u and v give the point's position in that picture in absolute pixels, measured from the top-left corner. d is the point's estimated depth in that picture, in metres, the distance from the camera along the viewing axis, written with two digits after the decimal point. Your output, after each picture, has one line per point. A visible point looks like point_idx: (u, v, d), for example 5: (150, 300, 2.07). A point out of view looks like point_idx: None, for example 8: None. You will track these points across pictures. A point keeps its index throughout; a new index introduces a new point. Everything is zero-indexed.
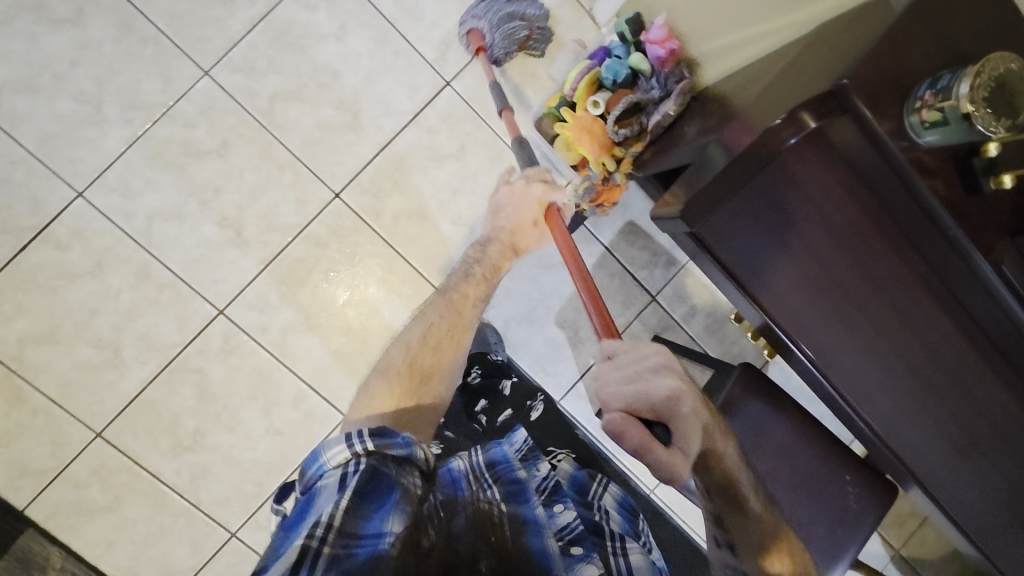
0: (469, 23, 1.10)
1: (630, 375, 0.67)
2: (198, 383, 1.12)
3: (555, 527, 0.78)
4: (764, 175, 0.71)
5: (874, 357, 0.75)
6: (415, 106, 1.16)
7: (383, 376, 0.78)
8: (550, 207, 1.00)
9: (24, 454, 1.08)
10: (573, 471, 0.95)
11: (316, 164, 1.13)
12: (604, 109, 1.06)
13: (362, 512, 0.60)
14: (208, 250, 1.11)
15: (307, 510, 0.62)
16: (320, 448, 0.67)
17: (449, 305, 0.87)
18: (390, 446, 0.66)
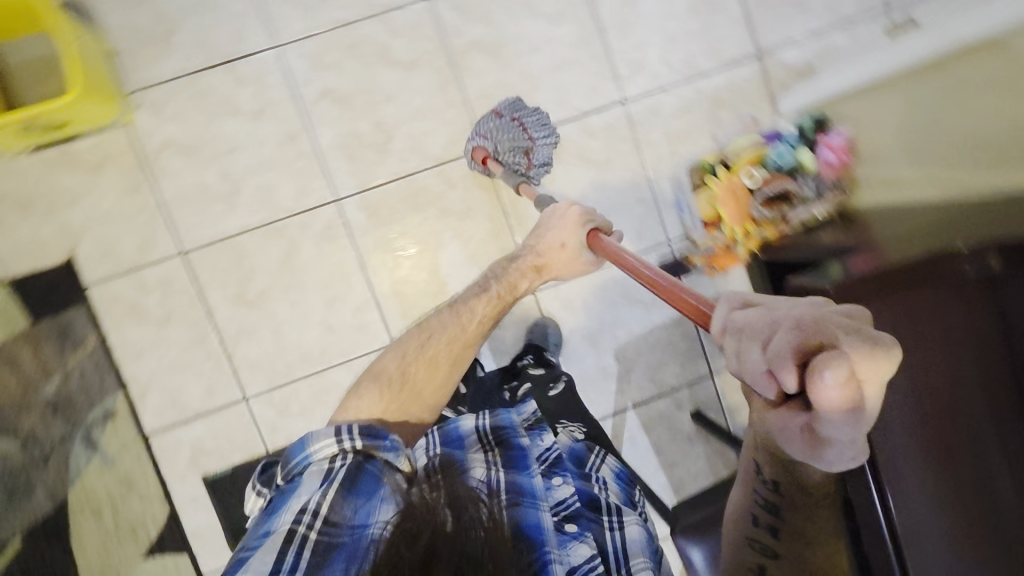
0: (477, 140, 1.15)
1: (756, 337, 0.44)
2: (285, 252, 1.17)
3: (553, 501, 0.82)
4: (918, 292, 0.72)
5: (944, 524, 0.68)
6: (586, 108, 1.22)
7: (377, 380, 0.88)
8: (591, 232, 0.95)
9: (112, 239, 1.14)
10: (572, 444, 0.98)
11: (479, 117, 1.20)
12: (758, 185, 1.10)
13: (348, 504, 0.72)
14: (354, 144, 1.18)
15: (296, 497, 0.74)
16: (309, 440, 0.79)
17: (452, 318, 0.94)
18: (378, 446, 0.78)
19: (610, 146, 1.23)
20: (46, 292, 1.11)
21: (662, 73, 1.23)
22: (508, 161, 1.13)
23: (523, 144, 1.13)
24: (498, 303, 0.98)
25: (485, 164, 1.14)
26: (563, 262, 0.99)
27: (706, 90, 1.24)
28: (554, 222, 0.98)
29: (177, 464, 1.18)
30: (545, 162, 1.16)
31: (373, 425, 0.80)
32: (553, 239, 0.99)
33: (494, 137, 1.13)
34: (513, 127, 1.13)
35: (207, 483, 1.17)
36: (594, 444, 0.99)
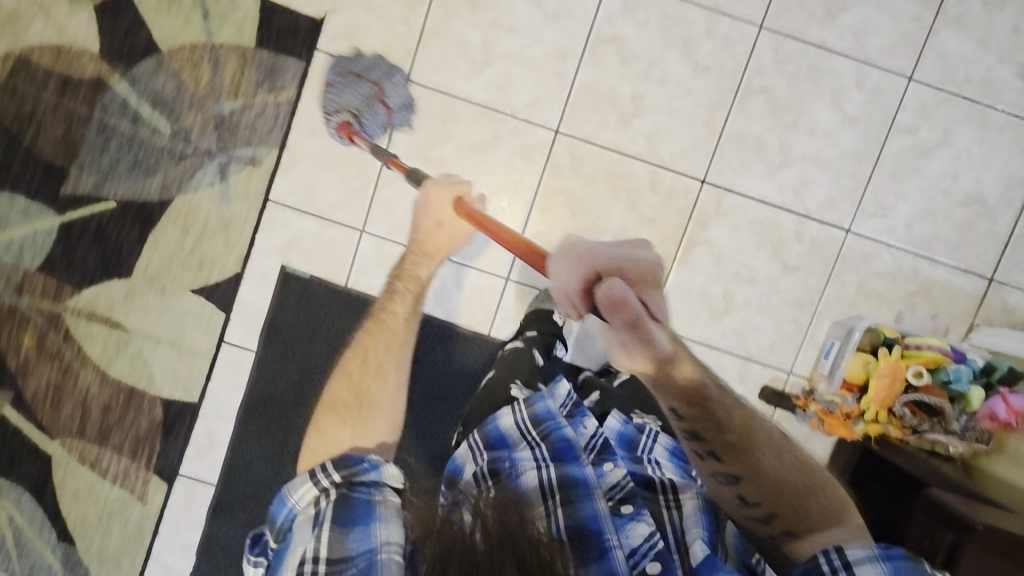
0: (334, 119, 1.11)
1: (571, 272, 0.80)
2: (485, 140, 1.17)
3: (606, 485, 0.87)
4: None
5: None
6: (814, 213, 1.18)
7: (332, 411, 0.90)
8: (460, 201, 0.99)
9: (364, 28, 1.15)
10: (619, 427, 1.00)
11: (721, 153, 1.17)
12: (918, 385, 1.06)
13: (348, 536, 0.71)
14: (606, 98, 1.16)
15: (286, 557, 0.72)
16: (286, 493, 0.77)
17: (376, 328, 0.98)
18: (358, 473, 0.78)
19: (807, 259, 1.19)
20: (285, 30, 1.15)
21: (899, 234, 1.18)
22: (371, 122, 1.11)
23: (377, 100, 1.11)
24: (418, 298, 1.01)
25: (353, 139, 1.09)
26: (453, 239, 1.02)
27: (924, 274, 1.19)
28: (425, 210, 1.03)
29: (270, 241, 1.19)
30: (405, 112, 1.14)
31: (348, 456, 0.80)
32: (446, 245, 1.03)
33: (354, 107, 1.10)
34: (360, 89, 1.11)
35: (283, 274, 1.19)
36: (645, 424, 1.02)
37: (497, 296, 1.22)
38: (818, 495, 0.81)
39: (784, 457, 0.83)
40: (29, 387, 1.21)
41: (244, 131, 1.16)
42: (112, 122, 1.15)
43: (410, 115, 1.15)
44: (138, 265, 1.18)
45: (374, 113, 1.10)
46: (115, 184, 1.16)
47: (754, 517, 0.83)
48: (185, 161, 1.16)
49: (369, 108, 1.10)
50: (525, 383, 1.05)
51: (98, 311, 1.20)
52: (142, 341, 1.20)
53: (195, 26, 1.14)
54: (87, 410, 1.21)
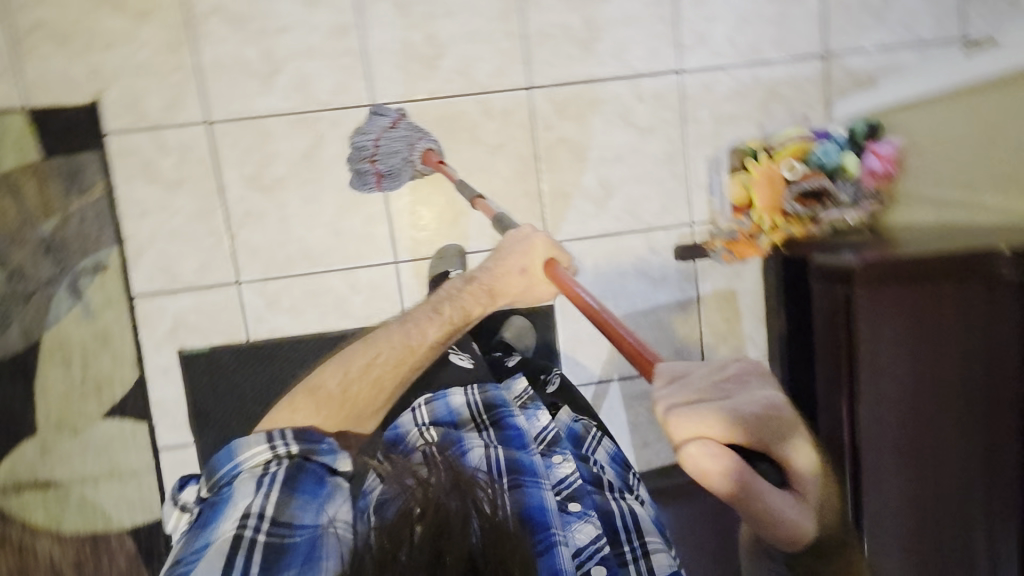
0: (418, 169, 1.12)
1: (693, 411, 0.59)
2: (311, 144, 1.14)
3: (553, 478, 0.84)
4: (942, 289, 0.77)
5: (911, 492, 0.80)
6: (643, 70, 1.19)
7: (313, 393, 0.90)
8: (551, 262, 1.01)
9: (143, 91, 1.11)
10: (569, 423, 0.97)
11: (534, 54, 1.17)
12: (796, 178, 1.07)
13: (295, 503, 0.73)
14: (403, 53, 1.14)
15: (227, 509, 0.71)
16: (236, 448, 0.77)
17: (401, 339, 0.98)
18: (315, 450, 0.79)
19: (656, 114, 1.20)
20: (66, 129, 1.10)
21: (726, 53, 1.19)
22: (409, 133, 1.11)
23: (380, 133, 1.11)
24: (454, 331, 1.00)
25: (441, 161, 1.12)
26: (518, 283, 1.04)
27: (766, 79, 1.21)
28: (508, 254, 1.04)
29: (155, 333, 1.15)
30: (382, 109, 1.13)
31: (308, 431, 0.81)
32: (513, 279, 1.04)
33: (410, 150, 1.11)
34: (366, 142, 1.11)
35: (183, 358, 1.15)
36: (592, 425, 0.98)
37: (395, 283, 1.19)
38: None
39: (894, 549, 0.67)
40: None
41: (76, 243, 1.11)
42: None
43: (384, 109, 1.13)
44: (39, 417, 1.13)
45: (408, 142, 1.11)
46: None
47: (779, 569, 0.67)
48: (33, 298, 1.11)
49: (402, 141, 1.10)
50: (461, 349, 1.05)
51: (21, 479, 1.13)
52: (80, 487, 1.16)
53: None
54: None
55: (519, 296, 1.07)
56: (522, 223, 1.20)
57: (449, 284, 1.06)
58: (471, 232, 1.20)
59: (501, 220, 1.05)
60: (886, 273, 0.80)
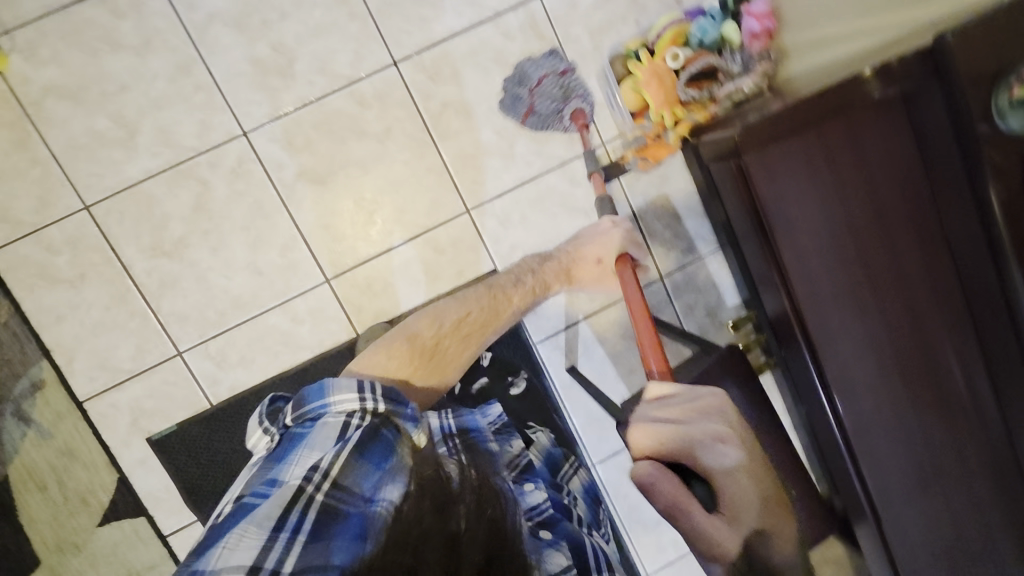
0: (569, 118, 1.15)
1: (670, 419, 0.67)
2: (198, 193, 1.10)
3: (528, 505, 0.84)
4: (829, 121, 0.69)
5: (869, 344, 0.75)
6: (501, 7, 1.14)
7: (410, 343, 0.82)
8: (624, 254, 0.95)
9: (8, 198, 1.05)
10: (548, 449, 1.07)
11: (386, 27, 1.11)
12: (681, 65, 1.04)
13: (359, 472, 0.62)
14: (255, 70, 1.09)
15: (296, 457, 0.63)
16: (329, 387, 0.69)
17: (490, 300, 0.92)
18: (399, 414, 0.69)
19: (529, 47, 1.15)
20: None
21: None
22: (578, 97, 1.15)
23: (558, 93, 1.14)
24: (534, 296, 0.98)
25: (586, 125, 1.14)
26: (595, 270, 1.03)
27: None
28: (590, 231, 1.03)
29: (117, 429, 1.13)
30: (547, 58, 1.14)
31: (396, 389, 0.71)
32: (592, 264, 1.02)
33: (580, 100, 1.15)
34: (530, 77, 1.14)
35: (152, 444, 1.13)
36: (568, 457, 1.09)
37: (334, 301, 1.17)
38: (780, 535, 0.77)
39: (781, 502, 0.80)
40: None
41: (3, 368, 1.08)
42: None
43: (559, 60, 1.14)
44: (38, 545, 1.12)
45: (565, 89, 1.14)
46: None
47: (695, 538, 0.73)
48: None
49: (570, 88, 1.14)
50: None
51: None
52: None
53: None
54: None
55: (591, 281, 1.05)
56: (437, 200, 1.17)
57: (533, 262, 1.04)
58: (390, 225, 1.16)
59: (605, 202, 1.05)
60: (781, 128, 0.69)
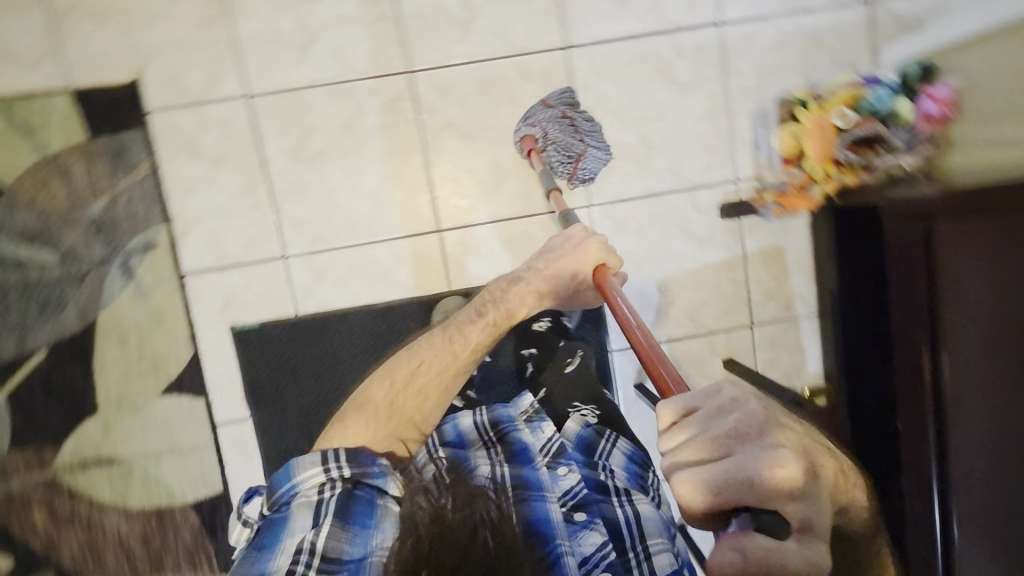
0: (524, 129, 1.14)
1: (699, 453, 0.55)
2: (350, 115, 1.14)
3: (560, 491, 0.95)
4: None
5: (1003, 437, 0.77)
6: (682, 23, 1.15)
7: (363, 410, 0.97)
8: (600, 265, 0.97)
9: (181, 68, 1.11)
10: (579, 432, 1.07)
11: (569, 12, 1.14)
12: (848, 126, 1.05)
13: (346, 534, 0.81)
14: (438, 17, 1.12)
15: (287, 535, 0.81)
16: (292, 470, 0.86)
17: (444, 345, 1.02)
18: (366, 473, 0.87)
19: (696, 70, 1.17)
20: (108, 110, 1.10)
21: (768, 3, 1.15)
22: (557, 146, 1.12)
23: (557, 117, 1.12)
24: (499, 326, 1.03)
25: (529, 155, 1.14)
26: (556, 282, 1.02)
27: (809, 28, 1.16)
28: (563, 246, 1.02)
29: (207, 310, 1.16)
30: (590, 121, 1.13)
31: (359, 450, 0.89)
32: (561, 282, 1.02)
33: (551, 136, 1.12)
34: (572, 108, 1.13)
35: (235, 334, 1.17)
36: (605, 428, 1.07)
37: (439, 251, 1.19)
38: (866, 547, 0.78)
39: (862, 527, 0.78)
40: (64, 557, 1.19)
41: (126, 223, 1.13)
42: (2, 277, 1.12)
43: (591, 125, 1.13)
44: (100, 396, 1.16)
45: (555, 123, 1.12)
46: (36, 334, 1.13)
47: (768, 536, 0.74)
48: (87, 279, 1.13)
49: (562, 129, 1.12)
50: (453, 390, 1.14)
51: (89, 457, 1.18)
52: (143, 462, 1.19)
53: (25, 149, 1.10)
54: (128, 549, 1.20)
55: (562, 296, 1.04)
56: (564, 186, 1.19)
57: (494, 290, 1.07)
58: (513, 198, 1.19)
59: (563, 215, 1.06)
60: (974, 209, 0.76)
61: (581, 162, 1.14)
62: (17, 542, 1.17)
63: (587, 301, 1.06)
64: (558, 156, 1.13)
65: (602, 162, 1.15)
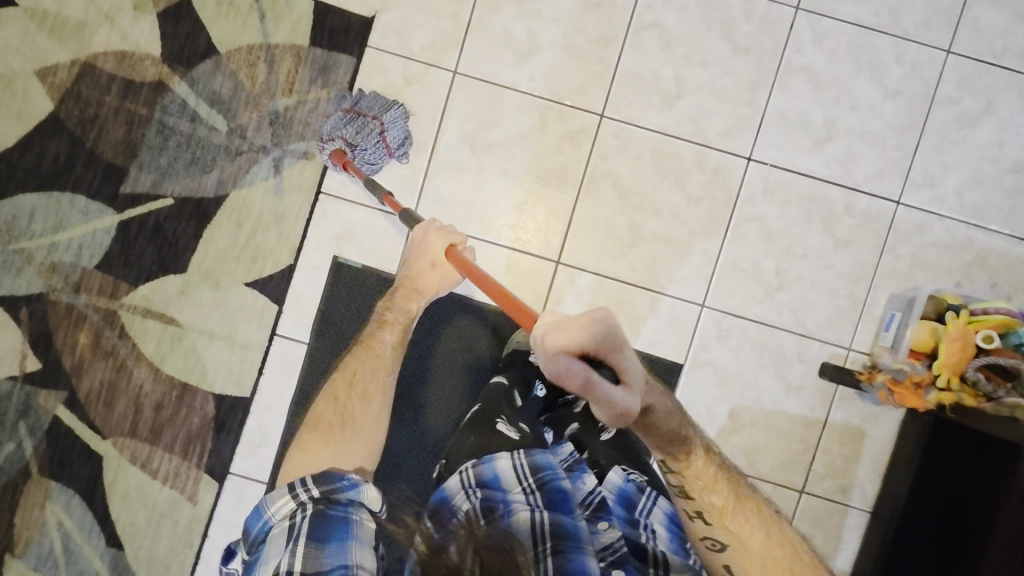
0: (329, 147, 1.14)
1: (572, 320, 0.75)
2: (532, 127, 1.19)
3: (598, 544, 0.89)
4: None
5: None
6: (863, 186, 1.17)
7: (316, 431, 0.94)
8: (448, 248, 1.02)
9: (412, 24, 1.19)
10: (619, 485, 1.00)
11: (766, 129, 1.17)
12: (989, 349, 1.03)
13: (323, 552, 0.74)
14: (649, 82, 1.18)
15: (269, 560, 0.75)
16: (263, 506, 0.81)
17: (364, 354, 1.03)
18: (335, 491, 0.81)
19: (859, 232, 1.16)
20: (336, 29, 1.19)
21: (950, 204, 1.16)
22: (365, 153, 1.13)
23: (370, 124, 1.13)
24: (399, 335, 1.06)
25: (345, 168, 1.13)
26: (440, 282, 1.06)
27: (979, 244, 1.16)
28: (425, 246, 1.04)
29: (322, 231, 1.20)
30: (401, 121, 1.15)
31: (328, 474, 0.83)
32: (424, 278, 1.06)
33: (354, 139, 1.13)
34: (362, 110, 1.14)
35: (335, 263, 1.20)
36: (646, 484, 1.00)
37: (547, 279, 1.19)
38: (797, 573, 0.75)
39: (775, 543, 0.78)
40: (83, 386, 1.20)
41: (298, 127, 1.19)
42: (172, 121, 1.19)
43: (406, 125, 1.16)
44: (194, 259, 1.20)
45: (362, 131, 1.12)
46: (174, 181, 1.19)
47: (709, 544, 0.81)
48: (241, 156, 1.19)
49: (365, 132, 1.12)
50: (510, 420, 1.06)
51: (153, 307, 1.20)
52: (195, 336, 1.20)
53: (252, 28, 1.18)
54: (139, 408, 1.20)
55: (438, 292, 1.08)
56: (688, 276, 1.18)
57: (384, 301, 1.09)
58: (636, 265, 1.19)
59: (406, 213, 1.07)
60: None
61: (388, 138, 1.14)
62: (53, 352, 1.20)
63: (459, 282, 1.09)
64: (371, 142, 1.13)
65: (406, 124, 1.16)
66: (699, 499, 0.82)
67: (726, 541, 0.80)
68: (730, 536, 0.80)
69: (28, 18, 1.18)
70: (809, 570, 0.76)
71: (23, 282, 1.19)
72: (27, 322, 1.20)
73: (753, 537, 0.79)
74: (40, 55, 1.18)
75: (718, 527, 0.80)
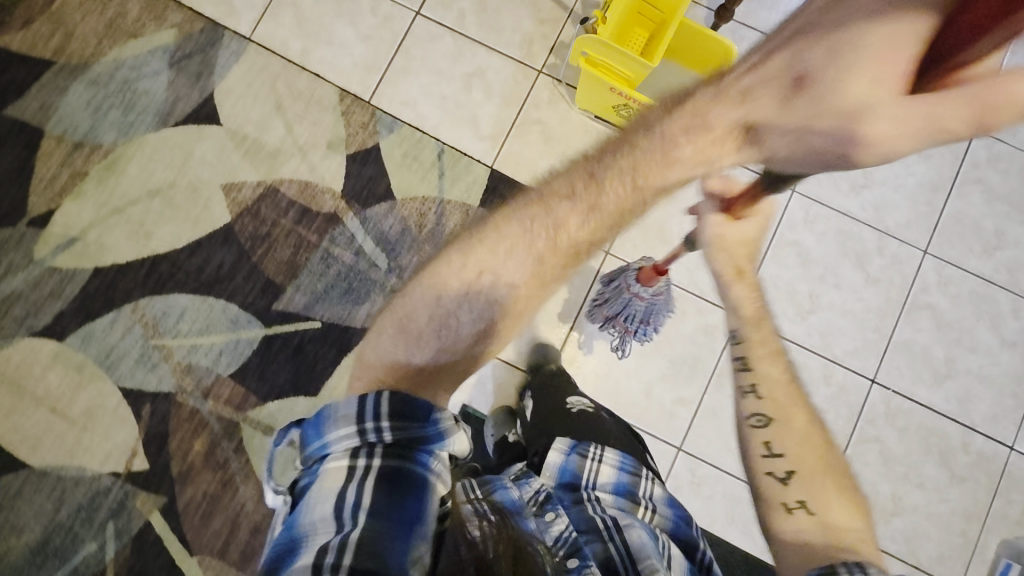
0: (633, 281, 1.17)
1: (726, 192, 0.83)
2: (671, 316, 1.27)
3: (549, 541, 0.71)
4: None
5: None
6: (979, 426, 1.25)
7: (403, 333, 0.61)
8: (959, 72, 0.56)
9: None
10: (561, 463, 0.91)
11: (890, 358, 1.26)
12: None
13: (383, 523, 0.52)
14: (786, 295, 1.28)
15: (319, 514, 0.53)
16: (325, 423, 0.57)
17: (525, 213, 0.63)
18: (415, 432, 0.56)
19: (974, 471, 1.23)
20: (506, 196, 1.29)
21: None
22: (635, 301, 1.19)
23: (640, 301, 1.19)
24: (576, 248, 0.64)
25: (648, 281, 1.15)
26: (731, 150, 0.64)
27: None
28: (871, 53, 0.57)
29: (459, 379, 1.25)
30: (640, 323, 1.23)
31: (406, 397, 0.57)
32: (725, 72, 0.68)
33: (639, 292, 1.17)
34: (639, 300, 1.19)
35: (463, 412, 1.22)
36: (587, 449, 0.93)
37: (669, 464, 1.23)
38: (834, 484, 0.68)
39: (815, 438, 0.72)
40: (184, 496, 1.17)
41: None
42: (336, 251, 1.25)
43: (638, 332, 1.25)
44: (327, 385, 1.21)
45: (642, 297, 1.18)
46: (326, 306, 1.24)
47: (755, 423, 0.73)
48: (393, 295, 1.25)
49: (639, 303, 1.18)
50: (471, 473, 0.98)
51: (276, 425, 1.20)
52: None
53: (430, 182, 1.28)
54: (236, 528, 1.17)
55: (755, 127, 0.64)
56: None
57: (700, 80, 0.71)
58: None
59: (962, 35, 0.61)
60: None
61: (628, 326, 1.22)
62: (164, 454, 1.18)
63: (893, 145, 0.59)
64: (640, 305, 1.18)
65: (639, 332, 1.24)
66: (759, 370, 0.76)
67: (772, 413, 0.72)
68: (774, 408, 0.73)
69: (227, 137, 1.28)
70: (847, 480, 0.70)
71: (155, 378, 1.20)
72: (146, 419, 1.19)
73: (799, 424, 0.72)
74: (230, 171, 1.27)
75: (767, 401, 0.74)
